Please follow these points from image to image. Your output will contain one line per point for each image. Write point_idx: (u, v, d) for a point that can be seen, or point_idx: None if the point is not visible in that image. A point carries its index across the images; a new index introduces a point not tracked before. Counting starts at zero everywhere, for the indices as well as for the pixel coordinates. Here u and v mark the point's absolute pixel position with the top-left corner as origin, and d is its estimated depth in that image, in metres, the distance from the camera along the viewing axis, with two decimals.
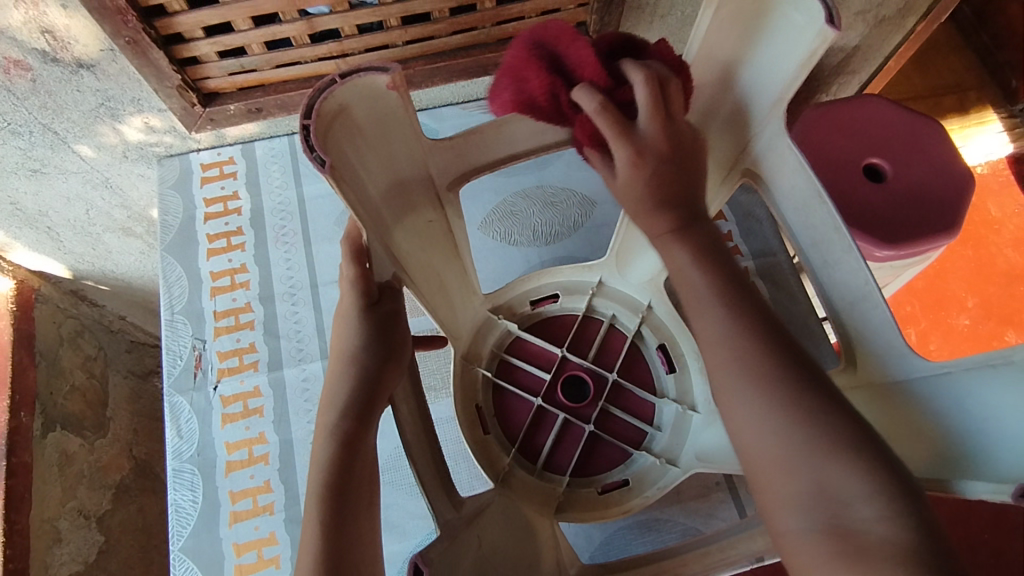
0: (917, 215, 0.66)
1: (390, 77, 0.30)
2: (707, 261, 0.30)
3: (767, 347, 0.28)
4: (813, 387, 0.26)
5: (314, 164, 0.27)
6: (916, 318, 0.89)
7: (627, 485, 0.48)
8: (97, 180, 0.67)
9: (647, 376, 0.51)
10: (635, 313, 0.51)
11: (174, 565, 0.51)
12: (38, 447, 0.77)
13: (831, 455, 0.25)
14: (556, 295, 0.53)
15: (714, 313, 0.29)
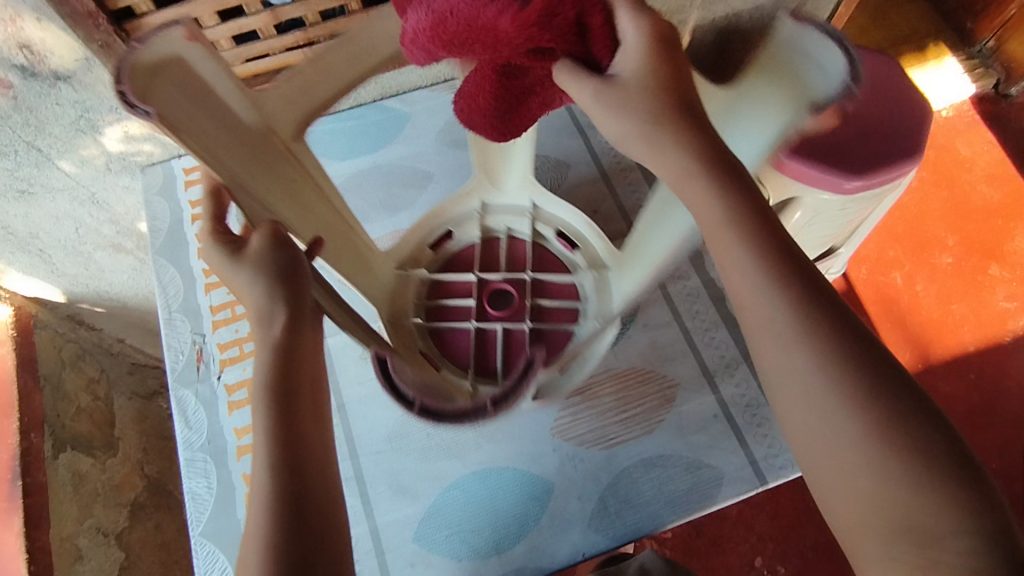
0: (882, 144, 0.68)
1: (186, 30, 0.33)
2: (772, 266, 0.28)
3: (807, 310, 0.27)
4: (894, 397, 0.26)
5: (141, 116, 0.29)
6: (901, 261, 0.90)
7: (579, 353, 0.53)
8: (84, 196, 0.68)
9: (558, 266, 0.56)
10: (525, 216, 0.55)
11: (196, 549, 0.52)
12: (51, 468, 0.77)
13: (910, 479, 0.25)
14: (449, 233, 0.57)
15: (782, 321, 0.27)
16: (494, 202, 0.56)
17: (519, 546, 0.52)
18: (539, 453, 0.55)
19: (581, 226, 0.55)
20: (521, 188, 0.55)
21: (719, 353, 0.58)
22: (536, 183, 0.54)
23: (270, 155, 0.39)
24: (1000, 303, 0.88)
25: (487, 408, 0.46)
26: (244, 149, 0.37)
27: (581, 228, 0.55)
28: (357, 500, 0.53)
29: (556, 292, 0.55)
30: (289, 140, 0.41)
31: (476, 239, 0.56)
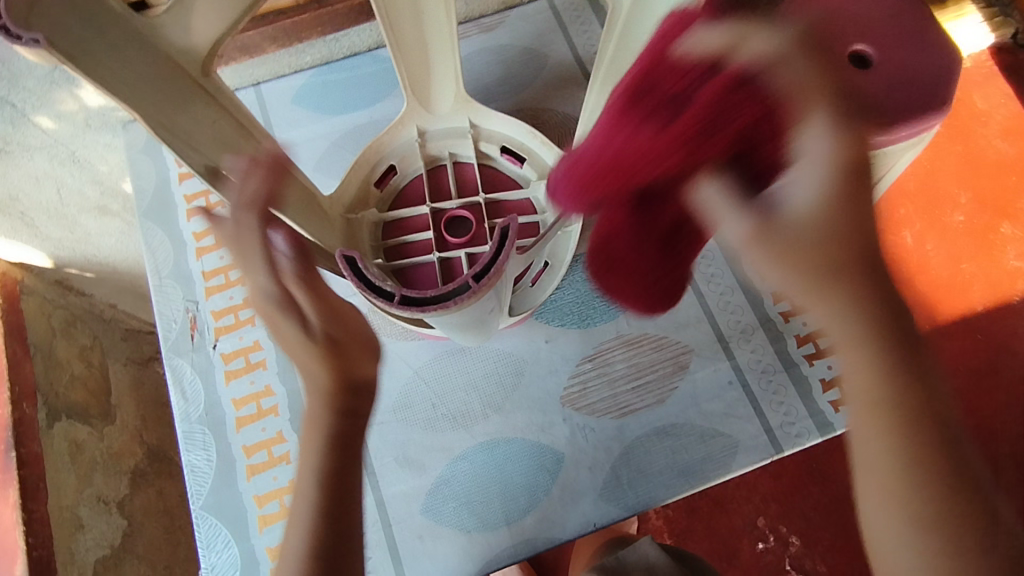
0: (909, 95, 0.64)
1: None
2: (884, 347, 0.33)
3: (879, 336, 0.33)
4: (947, 484, 0.32)
5: (32, 45, 0.28)
6: (912, 221, 0.89)
7: (549, 265, 0.53)
8: (62, 154, 0.66)
9: (509, 183, 0.58)
10: (465, 138, 0.56)
11: (198, 522, 0.50)
12: (46, 438, 0.75)
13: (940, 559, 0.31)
14: (393, 168, 0.58)
15: (880, 405, 0.33)
16: (431, 127, 0.57)
17: (528, 518, 0.50)
18: (549, 423, 0.53)
19: (524, 137, 0.56)
20: (454, 110, 0.56)
21: (735, 319, 0.56)
22: (470, 101, 0.55)
23: (176, 88, 0.36)
24: (1011, 261, 0.87)
25: (468, 284, 0.35)
26: (147, 88, 0.34)
27: (523, 141, 0.56)
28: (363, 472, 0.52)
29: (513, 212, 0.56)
30: (199, 76, 0.38)
31: (422, 172, 0.57)
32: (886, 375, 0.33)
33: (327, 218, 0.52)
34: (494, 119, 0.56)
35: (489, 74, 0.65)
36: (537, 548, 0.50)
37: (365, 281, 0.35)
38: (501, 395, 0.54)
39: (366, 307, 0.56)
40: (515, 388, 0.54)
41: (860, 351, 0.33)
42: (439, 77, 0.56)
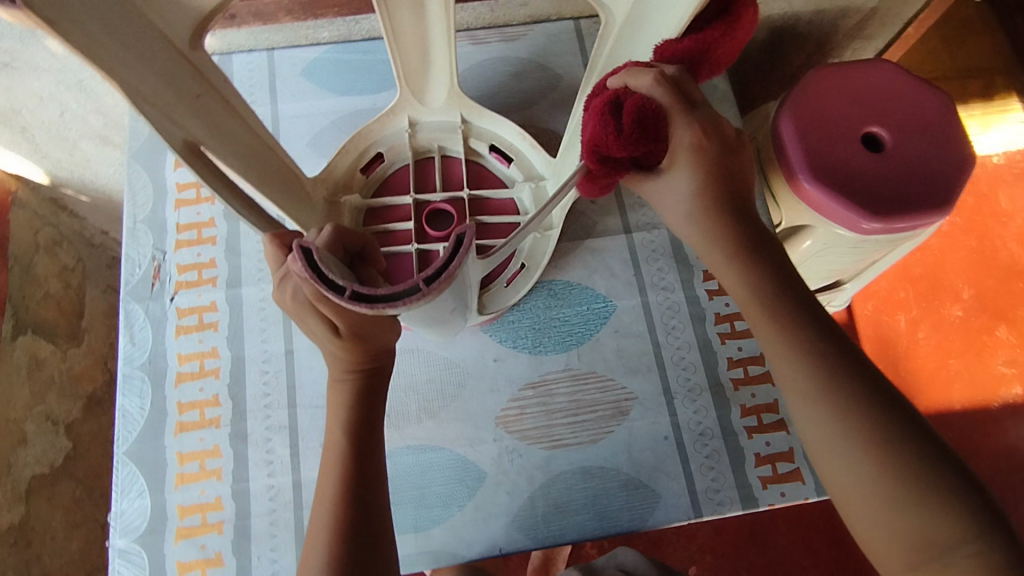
0: (912, 188, 0.63)
1: None
2: (707, 225, 0.38)
3: (791, 305, 0.36)
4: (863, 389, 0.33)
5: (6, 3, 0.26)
6: (910, 305, 0.95)
7: (525, 268, 0.54)
8: (70, 80, 0.67)
9: (495, 181, 0.58)
10: (455, 134, 0.56)
11: (117, 467, 0.51)
12: (6, 349, 0.78)
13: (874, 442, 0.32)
14: (381, 155, 0.57)
15: (765, 296, 0.37)
16: (423, 120, 0.56)
17: (437, 529, 0.51)
18: (479, 440, 0.53)
19: (514, 138, 0.57)
20: (448, 105, 0.55)
21: (685, 376, 0.56)
22: (464, 98, 0.55)
23: (161, 54, 0.37)
24: (999, 367, 0.93)
25: (418, 286, 0.32)
26: (130, 51, 0.34)
27: (513, 141, 0.57)
28: (287, 451, 0.52)
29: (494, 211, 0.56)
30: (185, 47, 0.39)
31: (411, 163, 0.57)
32: (820, 360, 0.34)
33: (309, 199, 0.52)
34: (487, 117, 0.56)
35: (501, 83, 0.65)
36: (440, 561, 0.50)
37: (316, 273, 0.31)
38: (439, 403, 0.54)
39: None
40: (454, 399, 0.54)
41: (781, 319, 0.36)
42: (440, 75, 0.53)
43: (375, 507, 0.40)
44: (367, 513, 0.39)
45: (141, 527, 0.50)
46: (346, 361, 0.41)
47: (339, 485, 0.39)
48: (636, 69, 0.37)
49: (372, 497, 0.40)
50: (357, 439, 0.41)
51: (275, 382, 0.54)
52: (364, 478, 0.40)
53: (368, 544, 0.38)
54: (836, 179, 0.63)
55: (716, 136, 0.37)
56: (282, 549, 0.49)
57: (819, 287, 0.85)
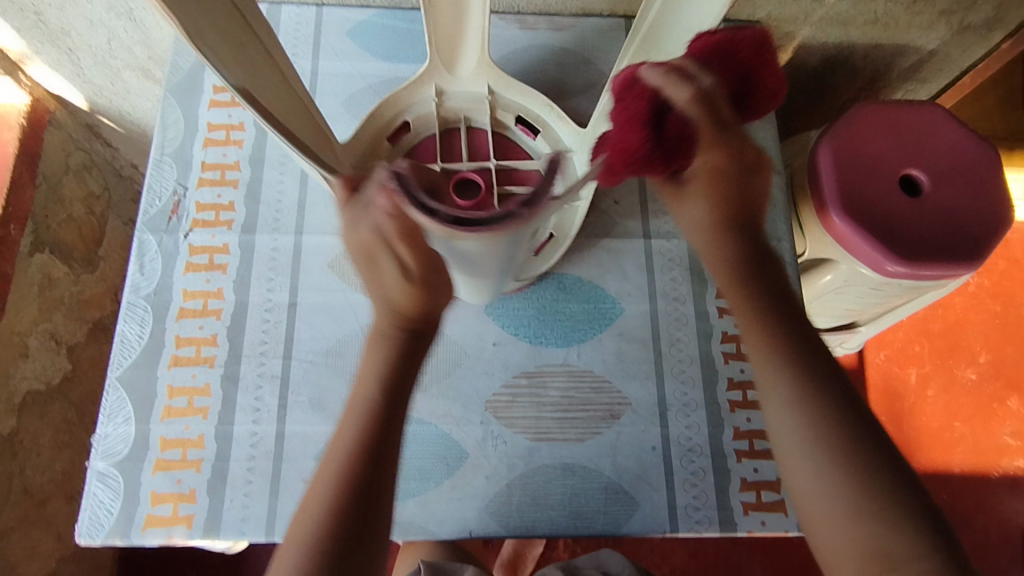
0: (945, 238, 0.61)
1: None
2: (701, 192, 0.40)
3: (782, 325, 0.37)
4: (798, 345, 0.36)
5: None
6: (924, 360, 0.99)
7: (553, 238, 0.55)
8: (120, 9, 0.65)
9: (522, 155, 0.58)
10: (482, 104, 0.56)
11: (108, 391, 0.52)
12: (22, 264, 0.78)
13: (810, 392, 0.35)
14: (407, 124, 0.57)
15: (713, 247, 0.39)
16: (450, 90, 0.56)
17: (411, 502, 0.50)
18: (465, 421, 0.53)
19: (541, 109, 0.56)
20: (475, 73, 0.55)
21: (683, 390, 0.55)
22: (493, 69, 0.54)
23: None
24: (1004, 438, 0.96)
25: (504, 218, 0.33)
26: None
27: (540, 113, 0.56)
28: (275, 401, 0.52)
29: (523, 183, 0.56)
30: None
31: (435, 132, 0.57)
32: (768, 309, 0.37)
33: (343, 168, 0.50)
34: (516, 90, 0.56)
35: (543, 71, 0.65)
36: (408, 534, 0.50)
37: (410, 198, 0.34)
38: (432, 378, 0.54)
39: (339, 250, 0.56)
40: (447, 376, 0.54)
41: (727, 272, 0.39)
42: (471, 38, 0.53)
43: (386, 475, 0.37)
44: (375, 477, 0.36)
45: (122, 453, 0.50)
46: (397, 314, 0.39)
47: (353, 448, 0.37)
48: (675, 78, 0.36)
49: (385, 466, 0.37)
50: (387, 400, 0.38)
51: (273, 331, 0.54)
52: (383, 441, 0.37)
53: (372, 508, 0.36)
54: (867, 217, 0.62)
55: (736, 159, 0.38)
56: (256, 496, 0.49)
57: (832, 326, 0.83)
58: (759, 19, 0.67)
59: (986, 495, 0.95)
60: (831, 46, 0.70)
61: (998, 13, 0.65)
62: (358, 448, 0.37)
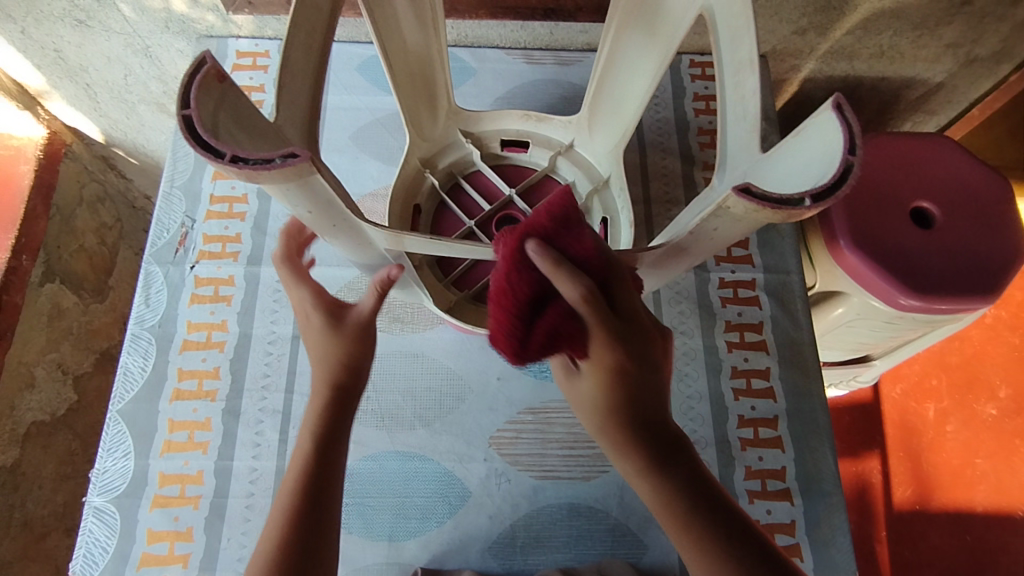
0: (960, 271, 0.60)
1: (191, 111, 0.27)
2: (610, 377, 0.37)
3: (649, 456, 0.37)
4: (670, 481, 0.37)
5: (285, 160, 0.28)
6: (943, 395, 0.97)
7: (608, 221, 0.54)
8: (138, 46, 0.66)
9: (524, 172, 0.59)
10: (467, 149, 0.57)
11: (108, 424, 0.51)
12: (32, 293, 0.79)
13: (683, 526, 0.36)
14: (418, 209, 0.55)
15: (591, 409, 0.39)
16: (432, 150, 0.57)
17: (411, 541, 0.49)
18: (469, 458, 0.51)
19: (519, 124, 0.57)
20: (445, 126, 0.56)
21: (691, 427, 0.53)
22: (459, 112, 0.56)
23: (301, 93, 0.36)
24: None
25: (802, 200, 0.29)
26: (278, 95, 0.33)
27: (518, 127, 0.57)
28: (276, 436, 0.51)
29: (545, 193, 0.57)
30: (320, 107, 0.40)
31: (445, 200, 0.56)
32: (637, 446, 0.38)
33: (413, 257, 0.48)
34: (485, 120, 0.57)
35: (549, 105, 0.65)
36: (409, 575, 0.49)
37: (763, 202, 0.29)
38: (434, 413, 0.53)
39: (344, 283, 0.56)
40: (450, 412, 0.53)
41: (607, 427, 0.38)
42: (431, 101, 0.54)
43: (324, 527, 0.39)
44: (312, 536, 0.38)
45: (120, 489, 0.49)
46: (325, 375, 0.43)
47: (281, 529, 0.38)
48: (563, 273, 0.32)
49: (325, 505, 0.40)
50: (319, 451, 0.41)
51: (276, 364, 0.53)
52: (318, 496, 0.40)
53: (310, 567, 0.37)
54: (880, 251, 0.61)
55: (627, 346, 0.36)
56: (253, 535, 0.48)
57: (846, 359, 0.82)
58: (765, 53, 0.66)
59: (1011, 537, 0.91)
60: (837, 80, 0.70)
61: (1005, 46, 0.65)
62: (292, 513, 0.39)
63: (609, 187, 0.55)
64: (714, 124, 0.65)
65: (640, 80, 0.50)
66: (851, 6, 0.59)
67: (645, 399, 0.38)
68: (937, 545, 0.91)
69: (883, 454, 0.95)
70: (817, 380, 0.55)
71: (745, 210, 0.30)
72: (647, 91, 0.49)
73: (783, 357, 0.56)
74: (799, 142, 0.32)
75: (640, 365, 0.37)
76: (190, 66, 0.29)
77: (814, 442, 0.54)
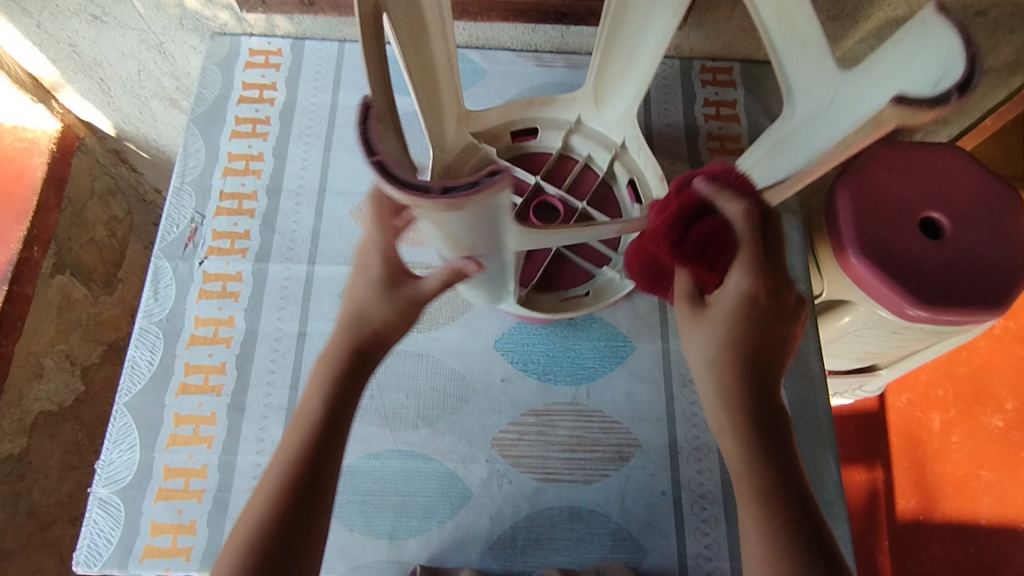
0: (968, 283, 0.60)
1: (377, 161, 0.30)
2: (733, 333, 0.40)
3: (752, 421, 0.39)
4: (766, 451, 0.38)
5: (489, 178, 0.30)
6: (949, 405, 0.96)
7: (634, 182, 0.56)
8: (152, 41, 0.66)
9: (540, 158, 0.58)
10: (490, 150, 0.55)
11: (115, 416, 0.52)
12: (43, 285, 0.80)
13: (763, 505, 0.37)
14: None
15: (703, 359, 0.42)
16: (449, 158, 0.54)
17: (411, 539, 0.49)
18: (471, 458, 0.52)
19: (524, 112, 0.57)
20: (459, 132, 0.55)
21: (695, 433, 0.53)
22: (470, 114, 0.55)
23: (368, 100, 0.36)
24: None
25: (949, 95, 0.31)
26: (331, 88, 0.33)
27: (524, 116, 0.57)
28: (280, 432, 0.51)
29: (565, 173, 0.57)
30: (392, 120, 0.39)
31: None
32: (744, 407, 0.39)
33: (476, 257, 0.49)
34: (494, 115, 0.56)
35: None
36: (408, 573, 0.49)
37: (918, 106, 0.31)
38: (438, 413, 0.53)
39: None
40: (454, 412, 0.53)
41: (722, 381, 0.40)
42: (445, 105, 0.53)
43: (317, 502, 0.39)
44: (301, 511, 0.38)
45: (125, 480, 0.50)
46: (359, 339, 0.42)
47: (264, 512, 0.37)
48: (728, 192, 0.39)
49: (323, 481, 0.39)
50: (326, 420, 0.40)
51: (282, 360, 0.54)
52: (314, 473, 0.39)
53: (294, 545, 0.37)
54: (887, 261, 0.61)
55: (766, 288, 0.40)
56: None
57: (851, 368, 0.82)
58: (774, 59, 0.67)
59: (1015, 551, 0.90)
60: None
61: (1018, 57, 0.64)
62: (281, 487, 0.38)
63: (626, 149, 0.56)
64: (724, 130, 0.65)
65: (650, 46, 0.51)
66: (863, 14, 0.59)
67: (761, 369, 0.40)
68: (939, 557, 0.90)
69: (887, 464, 0.94)
70: (822, 388, 0.55)
71: (904, 119, 0.33)
72: (660, 54, 0.50)
73: (788, 365, 0.56)
74: (893, 59, 0.37)
75: (766, 340, 0.41)
76: (359, 116, 0.31)
77: (817, 451, 0.53)
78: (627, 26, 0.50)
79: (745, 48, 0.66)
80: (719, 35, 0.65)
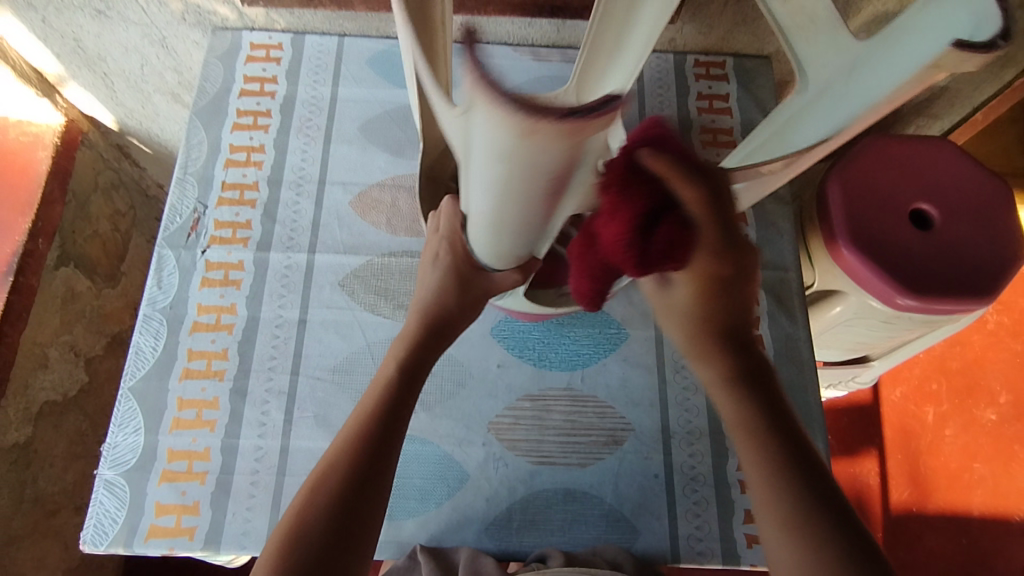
0: (957, 272, 0.61)
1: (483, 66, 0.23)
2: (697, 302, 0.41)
3: (745, 383, 0.41)
4: (756, 402, 0.41)
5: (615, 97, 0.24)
6: (942, 398, 0.97)
7: None
8: (155, 36, 0.67)
9: None
10: None
11: (120, 400, 0.53)
12: (48, 276, 0.81)
13: (752, 441, 0.40)
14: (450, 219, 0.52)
15: (687, 336, 0.43)
16: None
17: (409, 519, 0.50)
18: (467, 442, 0.53)
19: None
20: None
21: (687, 418, 0.54)
22: None
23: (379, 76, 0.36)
24: None
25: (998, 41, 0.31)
26: None
27: None
28: (281, 416, 0.53)
29: None
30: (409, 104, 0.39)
31: None
32: (736, 371, 0.41)
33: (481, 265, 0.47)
34: None
35: None
36: (406, 552, 0.50)
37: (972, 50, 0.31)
38: (435, 398, 0.54)
39: (350, 270, 0.58)
40: (451, 397, 0.54)
41: (701, 352, 0.42)
42: None
43: (384, 464, 0.42)
44: (369, 475, 0.41)
45: (130, 463, 0.51)
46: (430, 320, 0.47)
47: (325, 470, 0.41)
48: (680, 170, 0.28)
49: (390, 442, 0.42)
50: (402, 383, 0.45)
51: (283, 347, 0.55)
52: (383, 437, 0.42)
53: (368, 498, 0.40)
54: (877, 253, 0.62)
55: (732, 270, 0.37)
56: (258, 510, 0.50)
57: (844, 359, 0.83)
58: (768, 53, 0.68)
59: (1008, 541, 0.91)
60: None
61: None
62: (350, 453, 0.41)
63: None
64: (717, 123, 0.66)
65: (639, 34, 0.48)
66: (854, 8, 0.60)
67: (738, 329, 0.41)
68: (932, 547, 0.91)
69: (881, 455, 0.95)
70: (812, 374, 0.56)
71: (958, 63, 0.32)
72: None
73: (778, 352, 0.57)
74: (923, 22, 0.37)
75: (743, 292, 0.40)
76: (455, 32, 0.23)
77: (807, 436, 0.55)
78: (615, 20, 0.47)
79: (738, 43, 0.68)
80: (712, 29, 0.66)
